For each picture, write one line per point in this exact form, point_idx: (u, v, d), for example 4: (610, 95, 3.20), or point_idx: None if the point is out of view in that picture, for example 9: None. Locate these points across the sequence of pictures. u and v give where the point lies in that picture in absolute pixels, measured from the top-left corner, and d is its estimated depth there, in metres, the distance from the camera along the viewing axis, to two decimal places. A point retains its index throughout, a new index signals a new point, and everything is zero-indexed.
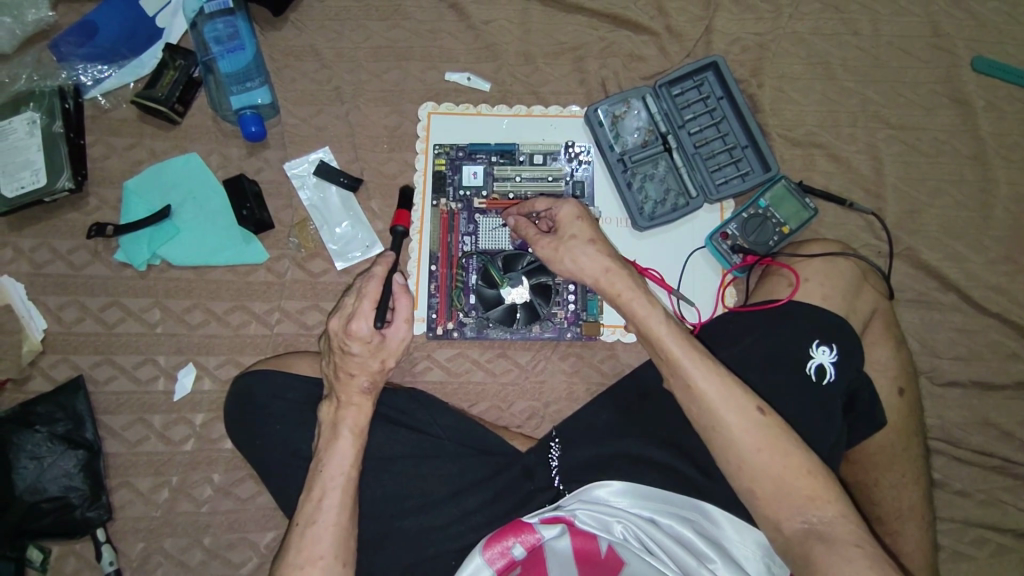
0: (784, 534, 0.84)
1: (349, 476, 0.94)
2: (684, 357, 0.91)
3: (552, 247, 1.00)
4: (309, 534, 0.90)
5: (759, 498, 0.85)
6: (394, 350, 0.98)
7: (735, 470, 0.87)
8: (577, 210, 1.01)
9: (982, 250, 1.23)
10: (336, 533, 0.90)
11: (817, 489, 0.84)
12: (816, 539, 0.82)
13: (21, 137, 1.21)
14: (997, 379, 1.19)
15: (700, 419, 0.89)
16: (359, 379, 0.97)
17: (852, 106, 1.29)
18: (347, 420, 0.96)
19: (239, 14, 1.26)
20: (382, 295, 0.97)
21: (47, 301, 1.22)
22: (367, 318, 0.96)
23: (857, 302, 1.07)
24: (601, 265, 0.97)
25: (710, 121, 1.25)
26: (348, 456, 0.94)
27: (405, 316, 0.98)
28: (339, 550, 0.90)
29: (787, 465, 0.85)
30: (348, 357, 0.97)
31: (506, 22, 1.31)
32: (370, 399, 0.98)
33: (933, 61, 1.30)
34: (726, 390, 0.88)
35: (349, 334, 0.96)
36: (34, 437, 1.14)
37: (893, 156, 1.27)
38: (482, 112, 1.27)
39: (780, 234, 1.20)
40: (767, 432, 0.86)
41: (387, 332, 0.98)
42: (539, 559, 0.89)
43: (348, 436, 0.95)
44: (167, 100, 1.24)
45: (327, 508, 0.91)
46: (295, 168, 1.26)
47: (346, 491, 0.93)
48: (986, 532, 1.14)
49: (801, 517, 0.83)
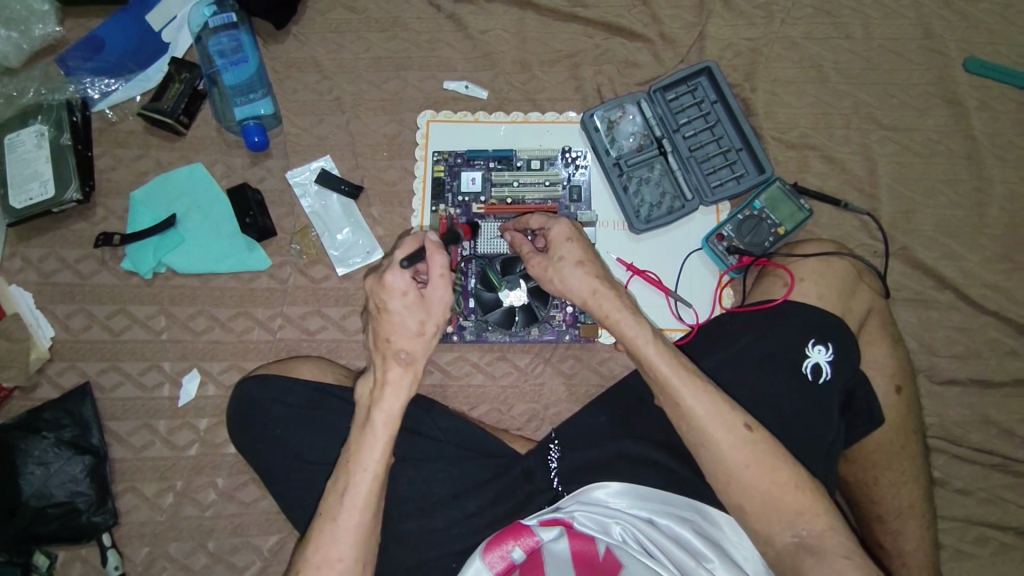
0: (775, 546, 0.85)
1: (379, 471, 0.89)
2: (673, 375, 0.91)
3: (543, 267, 1.00)
4: (328, 533, 0.87)
5: (749, 512, 0.86)
6: (437, 313, 0.91)
7: (724, 486, 0.88)
8: (570, 231, 0.99)
9: (977, 249, 1.24)
10: (356, 534, 0.87)
11: (806, 504, 0.85)
12: (807, 552, 0.83)
13: (30, 149, 1.25)
14: (995, 377, 1.19)
15: (689, 435, 0.90)
16: (399, 346, 0.90)
17: (845, 109, 1.31)
18: (381, 403, 0.90)
19: (243, 28, 1.29)
20: (416, 251, 0.92)
21: (54, 309, 1.24)
22: (403, 268, 0.90)
23: (852, 301, 1.08)
24: (588, 286, 0.96)
25: (705, 125, 1.27)
26: (380, 449, 0.90)
27: (443, 268, 0.91)
28: (360, 551, 0.87)
29: (776, 481, 0.86)
30: (389, 315, 0.91)
31: (503, 31, 1.34)
32: (410, 375, 0.91)
33: (925, 63, 1.31)
34: (714, 407, 0.89)
35: (384, 287, 0.90)
36: (42, 443, 1.16)
37: (887, 157, 1.28)
38: (479, 119, 1.29)
39: (775, 235, 1.21)
40: (754, 448, 0.87)
41: (426, 290, 0.91)
42: (537, 562, 0.88)
43: (380, 425, 0.90)
44: (172, 112, 1.26)
45: (351, 506, 0.88)
46: (296, 177, 1.28)
47: (374, 489, 0.89)
48: (987, 531, 1.14)
49: (791, 531, 0.85)
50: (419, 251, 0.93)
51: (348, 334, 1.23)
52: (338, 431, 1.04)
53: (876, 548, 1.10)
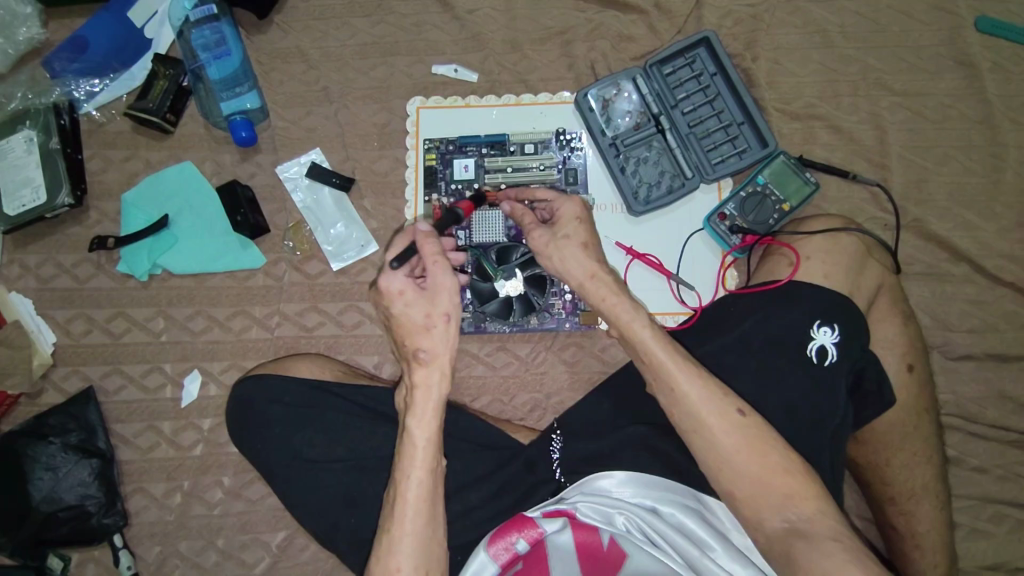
0: (765, 533, 0.80)
1: (423, 477, 0.85)
2: (668, 359, 0.88)
3: (545, 241, 0.96)
4: (385, 544, 0.83)
5: (738, 498, 0.82)
6: (444, 301, 0.88)
7: (715, 472, 0.84)
8: (579, 210, 0.97)
9: (993, 217, 1.19)
10: (413, 542, 0.82)
11: (795, 487, 0.81)
12: (796, 536, 0.78)
13: (19, 155, 1.23)
14: (1013, 350, 1.14)
15: (681, 421, 0.87)
16: (418, 347, 0.87)
17: (852, 74, 1.25)
18: (414, 407, 0.86)
19: (224, 20, 1.26)
20: (406, 247, 0.91)
21: (55, 315, 1.25)
22: (394, 270, 0.89)
23: (861, 279, 1.04)
24: (586, 269, 0.93)
25: (704, 99, 1.22)
26: (422, 455, 0.85)
27: (435, 253, 0.89)
28: (420, 558, 0.82)
29: (765, 465, 0.83)
30: (398, 318, 0.88)
31: (491, 10, 1.30)
32: (437, 373, 0.87)
33: (935, 23, 1.25)
34: (707, 391, 0.86)
35: (383, 294, 0.89)
36: (48, 448, 1.17)
37: (896, 125, 1.23)
38: (470, 103, 1.25)
39: (780, 212, 1.17)
40: (746, 432, 0.84)
41: (427, 283, 0.89)
42: (541, 556, 0.85)
43: (416, 428, 0.86)
44: (158, 110, 1.25)
45: (402, 515, 0.83)
46: (287, 171, 1.26)
47: (421, 495, 0.84)
48: (1004, 508, 1.11)
49: (780, 515, 0.80)
50: (408, 249, 0.91)
51: (346, 329, 1.22)
52: (337, 430, 1.03)
53: (890, 529, 1.08)
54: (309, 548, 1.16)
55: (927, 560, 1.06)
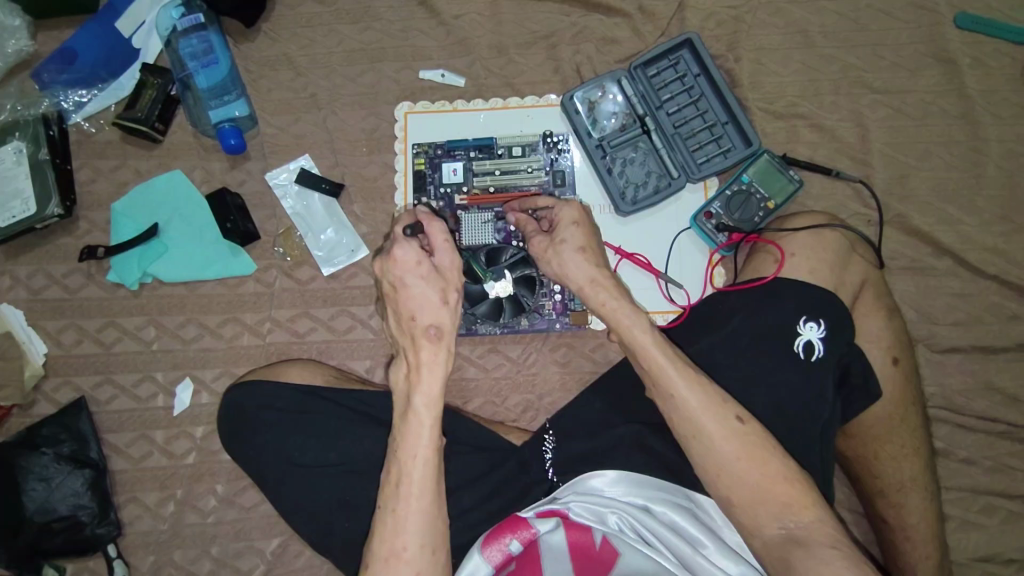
0: (762, 539, 0.82)
1: (429, 456, 0.85)
2: (670, 364, 0.88)
3: (543, 246, 0.97)
4: (389, 524, 0.83)
5: (735, 506, 0.83)
6: (454, 280, 0.88)
7: (714, 480, 0.85)
8: (577, 215, 0.97)
9: (976, 212, 1.20)
10: (420, 523, 0.83)
11: (793, 496, 0.82)
12: (795, 543, 0.79)
13: (9, 166, 1.24)
14: (998, 342, 1.16)
15: (681, 426, 0.88)
16: (426, 322, 0.85)
17: (833, 74, 1.27)
18: (420, 387, 0.85)
19: (212, 29, 1.28)
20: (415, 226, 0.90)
21: (46, 325, 1.25)
22: (408, 242, 0.87)
23: (845, 275, 1.05)
24: (587, 273, 0.94)
25: (689, 100, 1.23)
26: (427, 434, 0.85)
27: (444, 237, 0.89)
28: (426, 537, 0.83)
29: (765, 473, 0.83)
30: (408, 291, 0.86)
31: (476, 15, 1.31)
32: (444, 351, 0.86)
33: (915, 21, 1.27)
34: (708, 397, 0.87)
35: (395, 264, 0.86)
36: (41, 459, 1.17)
37: (878, 123, 1.25)
38: (457, 108, 1.27)
39: (765, 210, 1.18)
40: (746, 440, 0.85)
41: (436, 259, 0.88)
42: (535, 556, 0.85)
43: (422, 408, 0.85)
44: (147, 119, 1.26)
45: (408, 493, 0.84)
46: (276, 178, 1.27)
47: (428, 475, 0.84)
48: (994, 499, 1.12)
49: (778, 523, 0.81)
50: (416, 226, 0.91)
51: (337, 334, 1.22)
52: (331, 434, 1.03)
53: (881, 523, 1.09)
54: (303, 554, 1.16)
55: (918, 552, 1.06)
